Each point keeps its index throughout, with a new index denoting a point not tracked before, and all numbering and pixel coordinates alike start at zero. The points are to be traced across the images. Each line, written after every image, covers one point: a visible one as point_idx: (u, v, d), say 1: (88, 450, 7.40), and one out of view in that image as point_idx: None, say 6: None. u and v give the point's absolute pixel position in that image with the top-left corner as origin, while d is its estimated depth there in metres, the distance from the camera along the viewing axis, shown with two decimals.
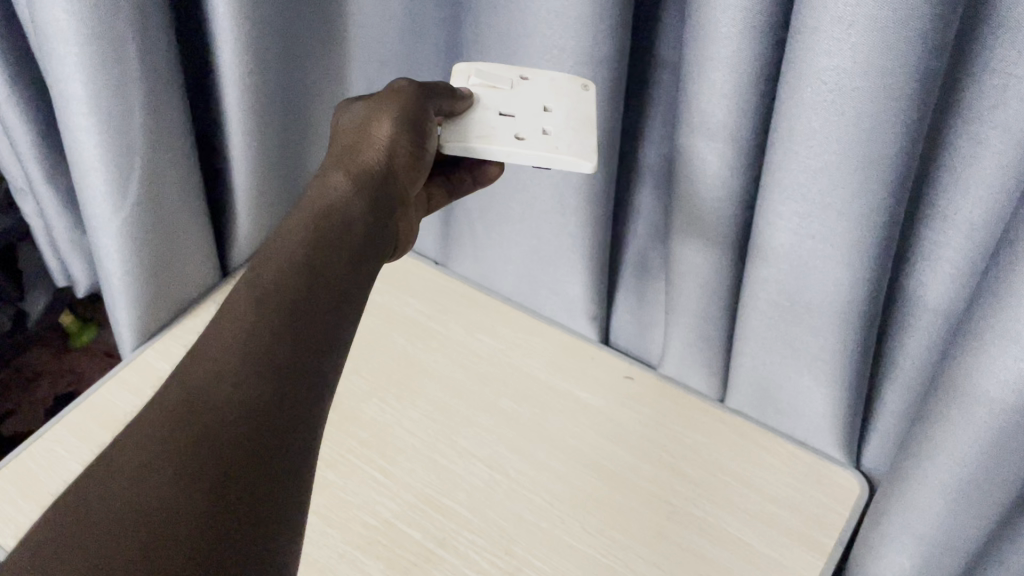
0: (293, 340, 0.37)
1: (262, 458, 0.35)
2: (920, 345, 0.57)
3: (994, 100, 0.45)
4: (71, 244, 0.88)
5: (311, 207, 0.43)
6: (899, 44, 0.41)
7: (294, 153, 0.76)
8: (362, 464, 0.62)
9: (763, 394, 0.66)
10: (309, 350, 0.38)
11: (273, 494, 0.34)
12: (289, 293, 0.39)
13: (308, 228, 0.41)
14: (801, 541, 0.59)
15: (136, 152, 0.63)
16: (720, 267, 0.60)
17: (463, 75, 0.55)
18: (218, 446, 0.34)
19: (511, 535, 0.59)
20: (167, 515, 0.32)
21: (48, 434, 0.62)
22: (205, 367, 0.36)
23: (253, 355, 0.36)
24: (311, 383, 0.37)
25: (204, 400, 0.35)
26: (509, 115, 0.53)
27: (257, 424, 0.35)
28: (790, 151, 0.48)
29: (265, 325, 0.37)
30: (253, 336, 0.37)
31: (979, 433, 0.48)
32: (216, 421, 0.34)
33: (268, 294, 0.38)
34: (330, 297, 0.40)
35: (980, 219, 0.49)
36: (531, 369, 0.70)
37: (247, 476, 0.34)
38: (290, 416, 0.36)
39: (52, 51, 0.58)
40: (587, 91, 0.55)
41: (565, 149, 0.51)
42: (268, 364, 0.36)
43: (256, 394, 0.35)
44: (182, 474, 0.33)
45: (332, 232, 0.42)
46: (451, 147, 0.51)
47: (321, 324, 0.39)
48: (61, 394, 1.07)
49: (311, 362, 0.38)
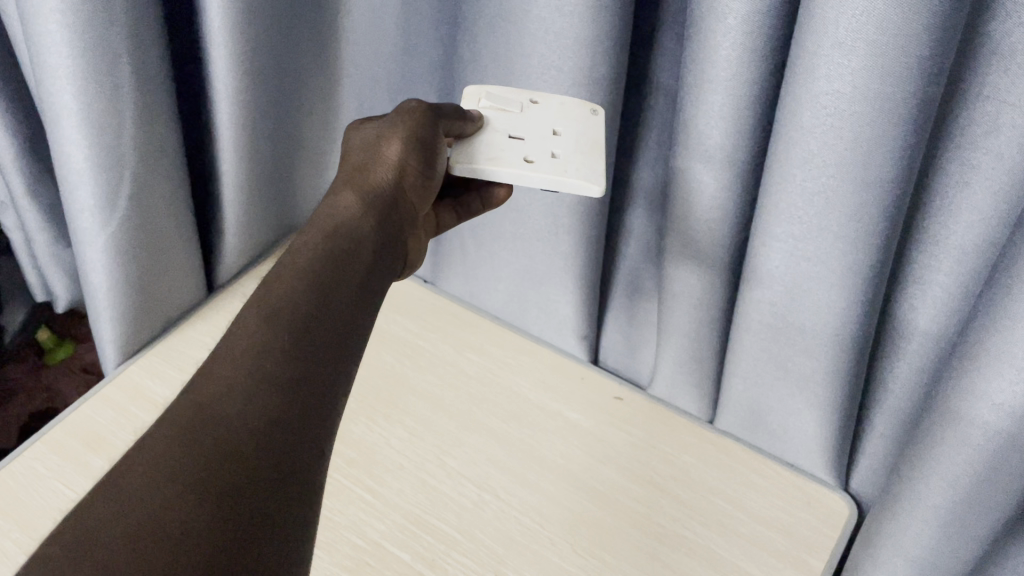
0: (301, 360, 0.37)
1: (272, 476, 0.34)
2: (911, 368, 0.58)
3: (987, 127, 0.45)
4: (52, 259, 0.86)
5: (322, 226, 0.43)
6: (897, 72, 0.42)
7: (284, 171, 0.75)
8: (350, 483, 0.62)
9: (754, 416, 0.66)
10: (316, 365, 0.38)
11: (286, 512, 0.34)
12: (297, 312, 0.39)
13: (316, 249, 0.41)
14: (793, 562, 0.59)
15: (126, 166, 0.63)
16: (713, 288, 0.60)
17: (474, 99, 0.56)
18: (230, 464, 0.33)
19: (500, 556, 0.58)
20: (176, 527, 0.31)
21: (27, 452, 0.61)
22: (216, 382, 0.36)
23: (265, 372, 0.36)
24: (320, 405, 0.37)
25: (214, 413, 0.35)
26: (518, 138, 0.53)
27: (268, 442, 0.35)
28: (787, 175, 0.49)
29: (274, 346, 0.37)
30: (263, 353, 0.37)
31: (970, 457, 0.48)
32: (228, 441, 0.34)
33: (277, 313, 0.38)
34: (340, 315, 0.40)
35: (972, 243, 0.50)
36: (520, 389, 0.70)
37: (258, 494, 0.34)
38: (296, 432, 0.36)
39: (43, 63, 0.57)
40: (596, 116, 0.55)
41: (574, 173, 0.51)
42: (281, 383, 0.36)
43: (267, 408, 0.35)
44: (191, 489, 0.32)
45: (342, 253, 0.42)
46: (458, 168, 0.51)
47: (330, 341, 0.39)
48: (36, 412, 1.05)
49: (321, 379, 0.38)
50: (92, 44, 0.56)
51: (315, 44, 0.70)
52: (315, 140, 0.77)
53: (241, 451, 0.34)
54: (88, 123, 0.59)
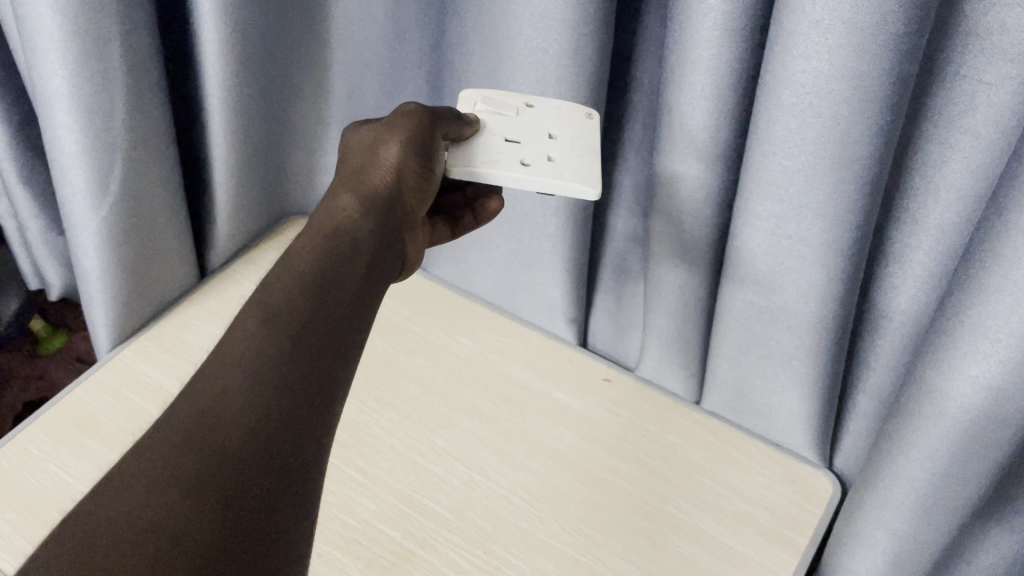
0: (295, 348, 0.38)
1: (271, 463, 0.35)
2: (892, 347, 0.59)
3: (964, 107, 0.46)
4: (44, 245, 0.87)
5: (323, 228, 0.44)
6: (873, 51, 0.42)
7: (272, 155, 0.76)
8: (342, 464, 0.62)
9: (740, 396, 0.67)
10: (315, 353, 0.39)
11: (289, 507, 0.35)
12: (294, 307, 0.39)
13: (314, 248, 0.42)
14: (777, 540, 0.60)
15: (118, 151, 0.63)
16: (697, 268, 0.61)
17: (469, 102, 0.56)
18: (231, 457, 0.34)
19: (490, 534, 0.59)
20: (175, 528, 0.32)
21: (23, 434, 0.62)
22: (216, 375, 0.37)
23: (268, 363, 0.37)
24: (319, 391, 0.38)
25: (213, 404, 0.36)
26: (515, 140, 0.54)
27: (271, 433, 0.35)
28: (768, 153, 0.49)
29: (272, 341, 0.38)
30: (264, 349, 0.37)
31: (948, 431, 0.49)
32: (228, 433, 0.35)
33: (276, 308, 0.39)
34: (339, 305, 0.41)
35: (950, 222, 0.51)
36: (509, 371, 0.70)
37: (256, 478, 0.34)
38: (297, 418, 0.37)
39: (35, 47, 0.58)
40: (592, 120, 0.56)
41: (571, 177, 0.52)
42: (279, 375, 0.37)
43: (267, 397, 0.36)
44: (193, 482, 0.33)
45: (338, 250, 0.43)
46: (456, 172, 0.52)
47: (327, 331, 0.40)
48: (31, 400, 1.06)
49: (319, 369, 0.38)
50: (83, 28, 0.56)
51: (305, 29, 0.70)
52: (304, 125, 0.77)
53: (241, 443, 0.35)
54: (80, 108, 0.60)
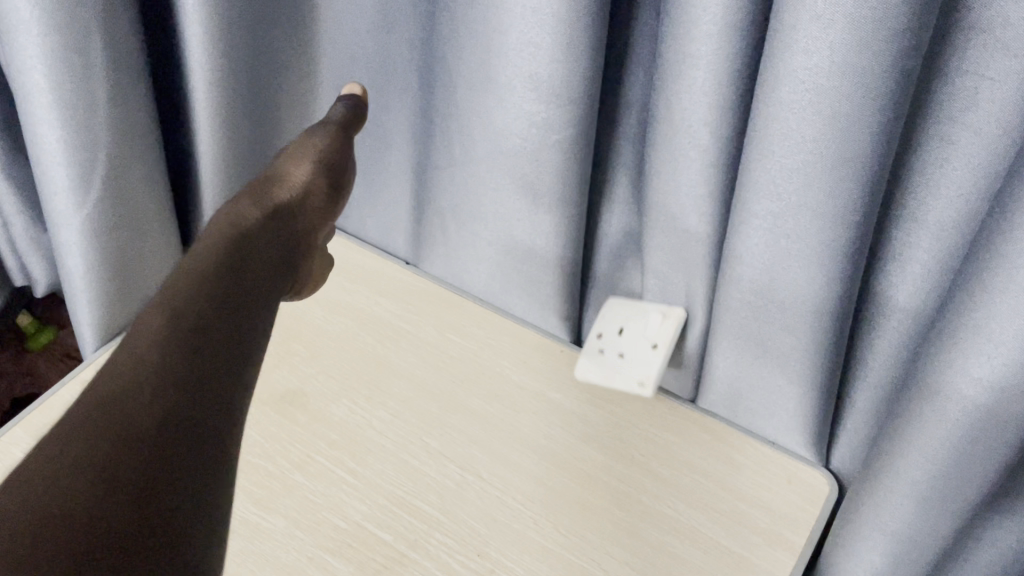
0: (200, 338, 0.41)
1: (176, 445, 0.37)
2: (890, 345, 0.58)
3: (966, 102, 0.45)
4: (29, 241, 0.85)
5: (220, 236, 0.48)
6: (875, 44, 0.42)
7: (259, 151, 0.74)
8: (332, 465, 0.61)
9: (736, 394, 0.66)
10: (212, 359, 0.41)
11: (194, 507, 0.37)
12: (198, 307, 0.42)
13: (217, 251, 0.46)
14: (773, 540, 0.59)
15: (101, 146, 0.62)
16: (694, 266, 0.60)
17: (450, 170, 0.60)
18: (135, 445, 0.36)
19: (483, 536, 0.58)
20: (86, 533, 0.33)
21: (6, 436, 0.60)
22: (118, 381, 0.39)
23: (162, 374, 0.39)
24: (234, 365, 0.41)
25: (122, 402, 0.38)
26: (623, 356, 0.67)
27: (172, 426, 0.38)
28: (766, 150, 0.48)
29: (174, 340, 0.41)
30: (167, 343, 0.40)
31: (948, 432, 0.48)
32: (134, 424, 0.37)
33: (180, 311, 0.42)
34: (237, 317, 0.43)
35: (951, 219, 0.50)
36: (500, 369, 0.69)
37: (166, 457, 0.37)
38: (211, 395, 0.40)
39: (14, 41, 0.56)
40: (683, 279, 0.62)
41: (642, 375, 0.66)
42: (179, 367, 0.40)
43: (172, 398, 0.38)
44: (98, 474, 0.35)
45: (234, 263, 0.46)
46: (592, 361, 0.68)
47: (239, 321, 0.43)
48: (18, 398, 1.04)
49: (228, 347, 0.42)
50: (64, 21, 0.55)
51: (293, 21, 0.69)
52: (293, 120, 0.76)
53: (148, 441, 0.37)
54: (61, 103, 0.58)
